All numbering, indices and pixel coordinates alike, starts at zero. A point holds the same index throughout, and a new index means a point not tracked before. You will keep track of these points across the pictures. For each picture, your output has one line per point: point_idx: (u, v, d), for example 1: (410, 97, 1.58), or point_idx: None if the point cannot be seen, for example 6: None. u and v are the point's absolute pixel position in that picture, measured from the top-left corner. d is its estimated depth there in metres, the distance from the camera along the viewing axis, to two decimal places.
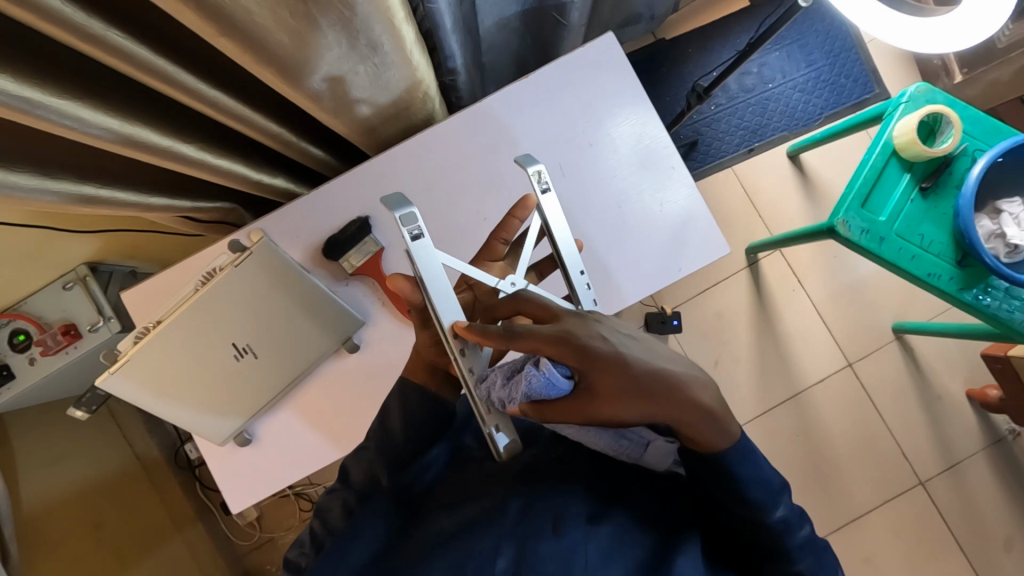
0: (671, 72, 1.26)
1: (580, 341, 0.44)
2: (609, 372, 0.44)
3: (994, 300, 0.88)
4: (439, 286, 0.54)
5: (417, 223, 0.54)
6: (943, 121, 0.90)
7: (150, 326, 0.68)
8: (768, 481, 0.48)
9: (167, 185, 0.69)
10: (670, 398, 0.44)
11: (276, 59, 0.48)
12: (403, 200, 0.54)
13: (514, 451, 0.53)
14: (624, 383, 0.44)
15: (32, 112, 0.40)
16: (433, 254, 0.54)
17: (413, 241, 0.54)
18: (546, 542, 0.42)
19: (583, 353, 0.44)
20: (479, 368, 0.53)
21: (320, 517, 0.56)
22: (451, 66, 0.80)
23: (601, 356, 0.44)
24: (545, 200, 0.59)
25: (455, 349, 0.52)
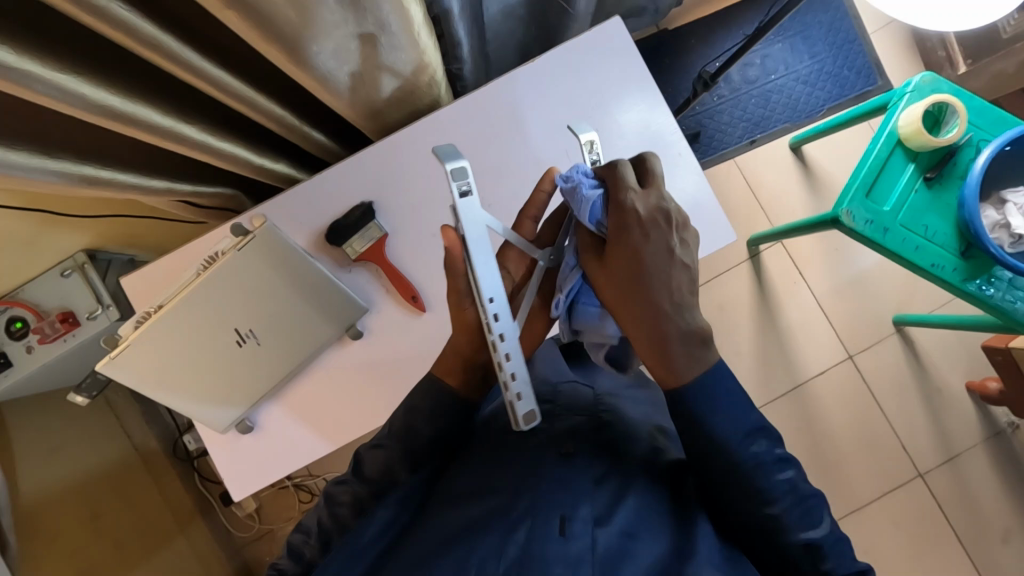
0: (675, 63, 1.25)
1: (638, 231, 0.48)
2: (626, 254, 0.48)
3: (996, 291, 0.87)
4: (483, 250, 0.50)
5: (466, 179, 0.51)
6: (948, 111, 0.90)
7: (151, 311, 0.68)
8: (777, 468, 0.47)
9: (168, 169, 0.69)
10: (650, 299, 0.47)
11: (283, 35, 0.47)
12: (456, 152, 0.51)
13: (532, 423, 0.47)
14: (628, 265, 0.48)
15: (31, 86, 0.39)
16: (480, 213, 0.50)
17: (460, 198, 0.50)
18: (552, 543, 0.41)
19: (619, 224, 0.48)
20: (510, 336, 0.49)
21: (327, 511, 0.55)
22: (456, 53, 0.80)
23: (634, 247, 0.48)
24: (592, 170, 0.61)
25: (487, 311, 0.48)
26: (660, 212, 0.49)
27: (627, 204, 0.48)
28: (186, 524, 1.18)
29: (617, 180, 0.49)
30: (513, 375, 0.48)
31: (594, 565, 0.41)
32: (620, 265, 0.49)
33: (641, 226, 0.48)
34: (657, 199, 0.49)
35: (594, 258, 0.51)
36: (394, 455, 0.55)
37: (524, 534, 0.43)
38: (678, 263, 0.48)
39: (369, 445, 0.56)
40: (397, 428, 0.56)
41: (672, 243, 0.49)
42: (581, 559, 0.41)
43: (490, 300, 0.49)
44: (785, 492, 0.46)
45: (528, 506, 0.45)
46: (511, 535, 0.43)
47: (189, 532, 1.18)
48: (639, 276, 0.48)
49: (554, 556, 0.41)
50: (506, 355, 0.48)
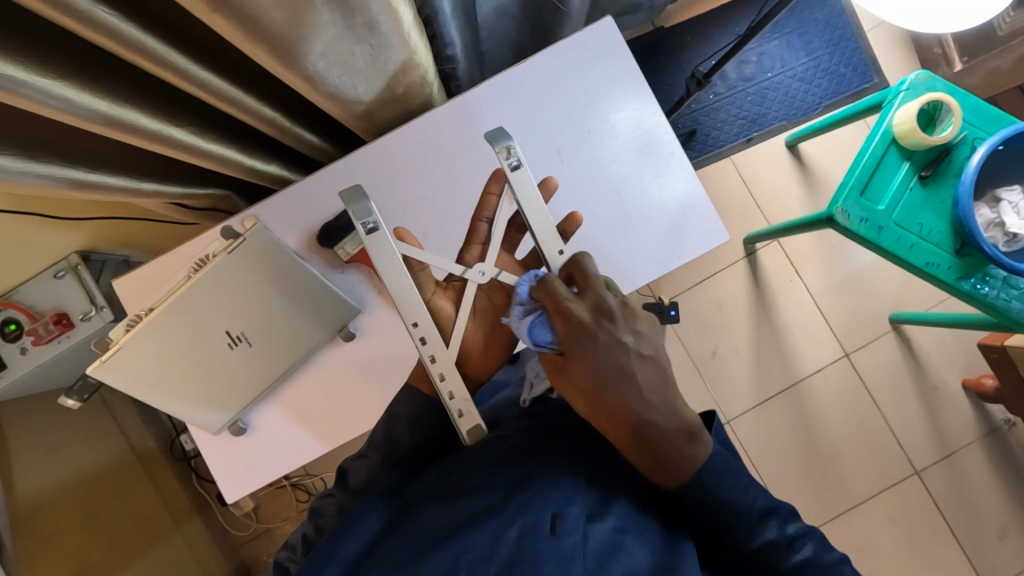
0: (670, 61, 1.25)
1: (586, 336, 0.49)
2: (580, 361, 0.49)
3: (991, 289, 0.88)
4: (398, 278, 0.58)
5: (372, 216, 0.58)
6: (943, 108, 0.89)
7: (142, 313, 0.68)
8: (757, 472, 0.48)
9: (158, 170, 0.68)
10: (619, 399, 0.48)
11: (270, 37, 0.47)
12: (360, 194, 0.58)
13: (478, 435, 0.56)
14: (588, 373, 0.48)
15: (16, 90, 0.39)
16: (388, 243, 0.58)
17: (369, 234, 0.58)
18: (544, 542, 0.41)
19: (567, 334, 0.49)
20: (441, 356, 0.57)
21: (312, 523, 0.57)
22: (449, 53, 0.79)
23: (586, 351, 0.49)
24: (515, 176, 0.59)
25: (414, 336, 0.57)
26: (601, 312, 0.51)
27: (568, 313, 0.50)
28: (183, 523, 1.18)
29: (551, 294, 0.51)
30: (451, 397, 0.56)
31: (586, 562, 0.40)
32: (581, 377, 0.49)
33: (591, 330, 0.49)
34: (595, 296, 0.51)
35: (557, 374, 0.50)
36: (376, 465, 0.57)
37: (516, 533, 0.42)
38: (634, 355, 0.49)
39: (353, 459, 0.59)
40: (377, 438, 0.58)
41: (622, 338, 0.50)
42: (574, 560, 0.40)
43: (416, 325, 0.57)
44: (763, 496, 0.47)
45: (521, 503, 0.44)
46: (504, 532, 0.42)
47: (187, 531, 1.18)
48: (601, 382, 0.48)
49: (549, 554, 0.40)
50: (441, 376, 0.56)
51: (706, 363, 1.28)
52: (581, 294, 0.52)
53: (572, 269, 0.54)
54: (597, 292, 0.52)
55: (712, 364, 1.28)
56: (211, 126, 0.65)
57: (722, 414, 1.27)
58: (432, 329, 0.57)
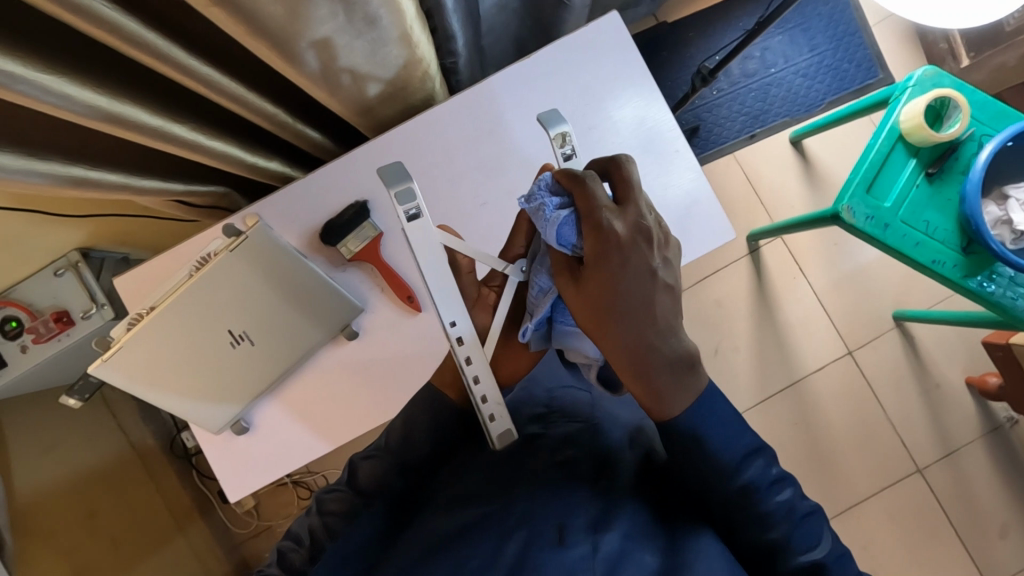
0: (672, 56, 1.24)
1: (615, 252, 0.46)
2: (603, 274, 0.47)
3: (997, 287, 0.87)
4: (437, 271, 0.58)
5: (414, 201, 0.56)
6: (950, 105, 0.89)
7: (144, 312, 0.67)
8: (762, 457, 0.47)
9: (157, 168, 0.68)
10: (635, 321, 0.47)
11: (270, 31, 0.46)
12: (403, 175, 0.55)
13: (507, 440, 0.55)
14: (609, 291, 0.47)
15: (13, 86, 0.38)
16: (430, 231, 0.57)
17: (409, 219, 0.57)
18: (549, 552, 0.40)
19: (596, 247, 0.46)
20: (476, 358, 0.57)
21: (319, 519, 0.54)
22: (450, 46, 0.78)
23: (612, 267, 0.46)
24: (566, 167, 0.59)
25: (451, 336, 0.57)
26: (639, 230, 0.47)
27: (605, 227, 0.46)
28: (185, 523, 1.18)
29: (587, 198, 0.46)
30: (484, 400, 0.56)
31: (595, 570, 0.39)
32: (598, 289, 0.47)
33: (625, 249, 0.46)
34: (637, 210, 0.47)
35: (571, 278, 0.49)
36: (389, 466, 0.55)
37: (520, 543, 0.41)
38: (661, 285, 0.47)
39: (364, 456, 0.56)
40: (393, 438, 0.57)
41: (654, 264, 0.47)
42: (581, 567, 0.39)
43: (453, 325, 0.58)
44: (764, 478, 0.46)
45: (527, 511, 0.44)
46: (510, 541, 0.41)
47: (188, 530, 1.18)
48: (621, 301, 0.47)
49: (552, 564, 0.39)
50: (476, 379, 0.56)
51: (708, 361, 1.28)
52: (621, 204, 0.48)
53: (613, 171, 0.48)
54: (639, 204, 0.48)
55: (714, 362, 1.27)
56: (211, 124, 0.64)
57: None
58: (470, 330, 0.58)
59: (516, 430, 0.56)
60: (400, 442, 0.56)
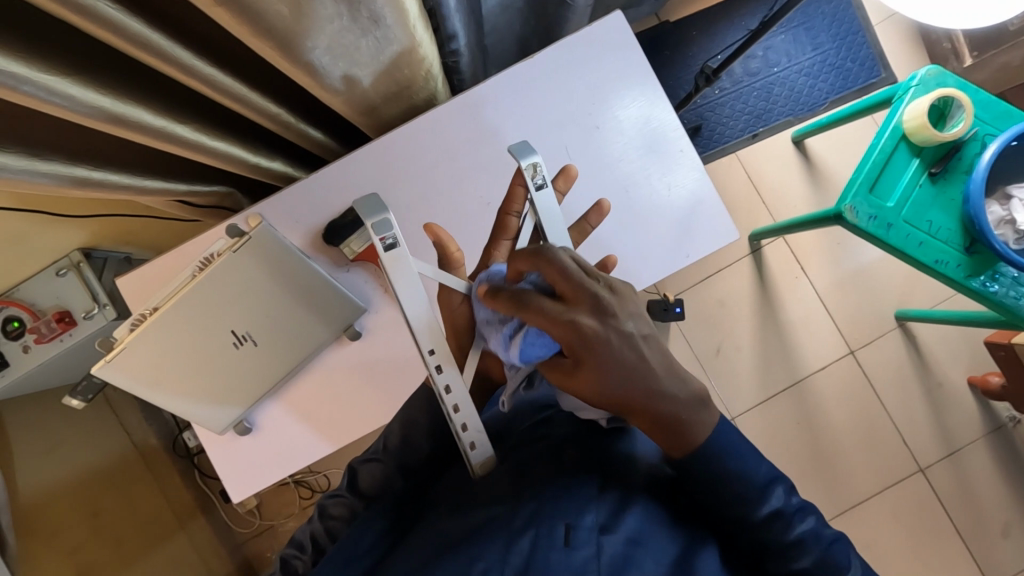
0: (675, 55, 1.23)
1: (595, 346, 0.40)
2: (597, 373, 0.41)
3: (1000, 287, 0.87)
4: (416, 301, 0.55)
5: (390, 231, 0.54)
6: (953, 104, 0.88)
7: (147, 313, 0.67)
8: (782, 485, 0.46)
9: (160, 167, 0.68)
10: (643, 396, 0.42)
11: (274, 31, 0.46)
12: (379, 205, 0.53)
13: (488, 466, 0.53)
14: (606, 380, 0.41)
15: (18, 87, 0.38)
16: (409, 262, 0.54)
17: (388, 250, 0.54)
18: (556, 552, 0.40)
19: (573, 350, 0.41)
20: (455, 385, 0.55)
21: (321, 523, 0.55)
22: (452, 46, 0.78)
23: (600, 361, 0.41)
24: (539, 198, 0.57)
25: (428, 364, 0.54)
26: (601, 311, 0.41)
27: (571, 327, 0.40)
28: (187, 523, 1.18)
29: (537, 317, 0.41)
30: (463, 427, 0.54)
31: (601, 571, 0.39)
32: (595, 383, 0.42)
33: (599, 337, 0.40)
34: (580, 292, 0.41)
35: (563, 381, 0.44)
36: (390, 469, 0.55)
37: (526, 546, 0.41)
38: (643, 346, 0.42)
39: (364, 460, 0.57)
40: (393, 442, 0.57)
41: (631, 329, 0.42)
42: (587, 569, 0.39)
43: (431, 352, 0.55)
44: (788, 506, 0.45)
45: (532, 512, 0.44)
46: (516, 542, 0.41)
47: (191, 530, 1.18)
48: (622, 386, 0.42)
49: (559, 566, 0.39)
50: (454, 407, 0.54)
51: (711, 361, 1.28)
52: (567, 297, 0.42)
53: (541, 264, 0.42)
54: (584, 281, 0.41)
55: (716, 362, 1.27)
56: (215, 124, 0.64)
57: (727, 411, 1.26)
58: (448, 356, 0.55)
59: (497, 457, 0.53)
60: (404, 443, 0.56)
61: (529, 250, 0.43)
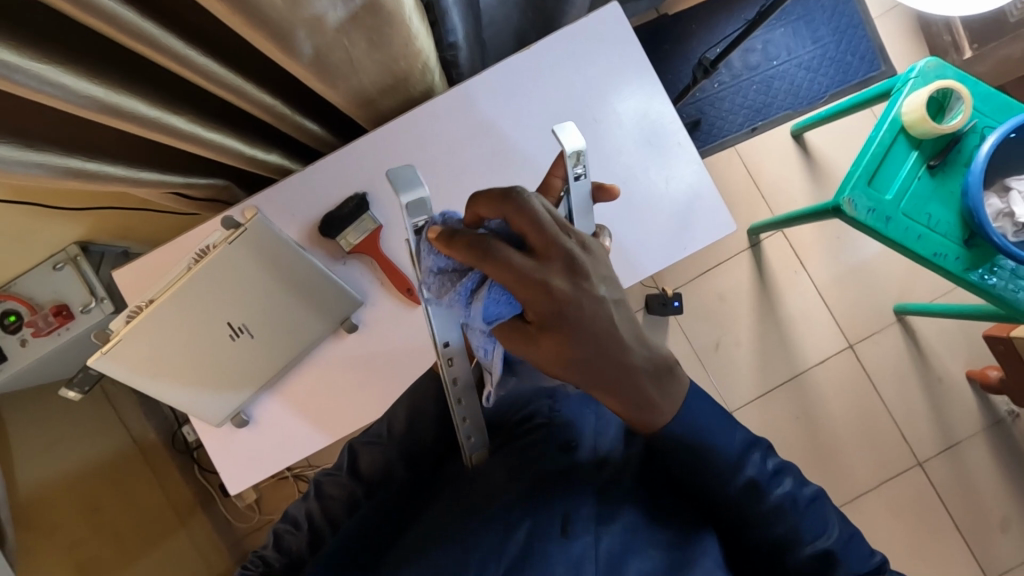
0: (674, 49, 1.23)
1: (569, 309, 0.39)
2: (564, 339, 0.40)
3: (999, 280, 0.87)
4: (441, 293, 0.50)
5: (425, 213, 0.45)
6: (953, 97, 0.88)
7: (143, 305, 0.67)
8: (759, 449, 0.46)
9: (156, 161, 0.67)
10: (613, 366, 0.41)
11: (268, 21, 0.46)
12: (415, 179, 0.44)
13: (482, 457, 0.54)
14: (573, 346, 0.40)
15: (9, 76, 0.37)
16: (441, 250, 0.47)
17: (417, 233, 0.46)
18: (554, 543, 0.41)
19: (549, 312, 0.39)
20: (463, 378, 0.53)
21: (319, 505, 0.55)
22: (450, 39, 0.78)
23: (575, 324, 0.39)
24: (575, 189, 0.53)
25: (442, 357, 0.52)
26: (574, 269, 0.39)
27: (544, 286, 0.38)
28: (186, 518, 1.18)
29: (500, 270, 0.37)
30: (464, 420, 0.53)
31: (598, 565, 0.40)
32: (562, 349, 0.40)
33: (570, 300, 0.39)
34: (552, 249, 0.38)
35: (524, 343, 0.42)
36: (390, 454, 0.56)
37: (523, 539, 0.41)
38: (613, 309, 0.41)
39: (363, 443, 0.57)
40: (397, 428, 0.57)
41: (602, 292, 0.40)
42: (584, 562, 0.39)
43: (445, 344, 0.52)
44: (763, 472, 0.45)
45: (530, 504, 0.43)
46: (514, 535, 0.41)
47: (190, 525, 1.18)
48: (587, 354, 0.40)
49: (558, 556, 0.40)
50: (458, 400, 0.53)
51: (709, 355, 1.28)
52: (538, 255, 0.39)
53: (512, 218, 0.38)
54: (558, 238, 0.39)
55: (714, 356, 1.27)
56: (210, 118, 0.64)
57: (726, 405, 1.26)
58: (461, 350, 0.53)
59: (491, 448, 0.55)
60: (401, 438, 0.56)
61: (496, 197, 0.39)
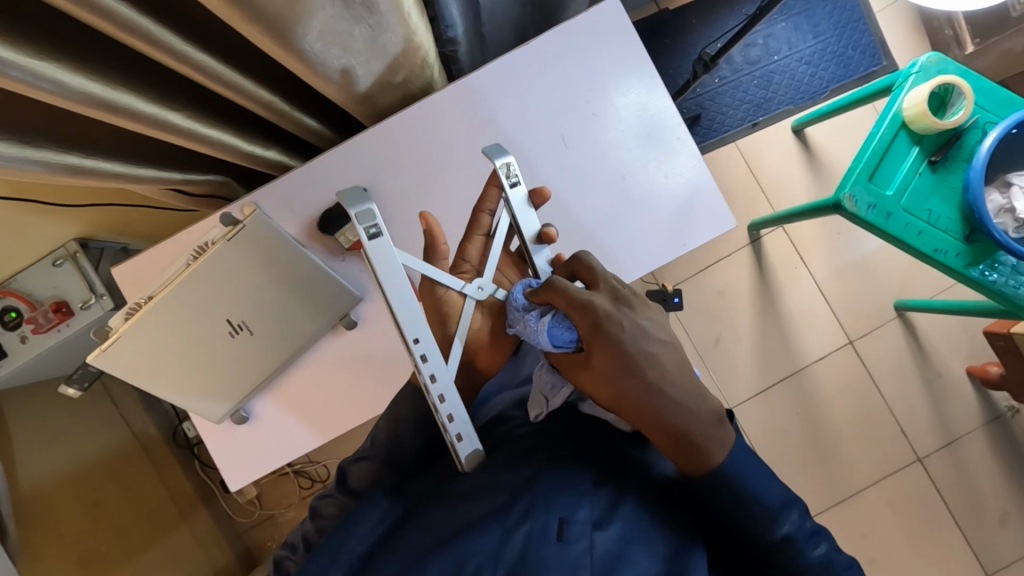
0: (674, 44, 1.22)
1: (610, 327, 0.47)
2: (608, 353, 0.47)
3: (999, 276, 0.87)
4: (401, 292, 0.51)
5: (374, 220, 0.51)
6: (954, 92, 0.88)
7: (142, 301, 0.67)
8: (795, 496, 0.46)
9: (154, 157, 0.67)
10: (643, 386, 0.46)
11: (267, 18, 0.46)
12: (361, 196, 0.52)
13: (477, 460, 0.52)
14: (615, 367, 0.46)
15: (5, 72, 0.37)
16: (391, 252, 0.51)
17: (370, 240, 0.51)
18: (550, 546, 0.40)
19: (591, 325, 0.47)
20: (442, 376, 0.52)
21: (312, 524, 0.55)
22: (449, 34, 0.78)
23: (608, 337, 0.47)
24: (511, 194, 0.58)
25: (415, 353, 0.51)
26: (618, 300, 0.50)
27: (588, 304, 0.48)
28: (187, 513, 1.18)
29: (561, 294, 0.49)
30: (450, 419, 0.52)
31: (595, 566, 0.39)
32: (607, 369, 0.47)
33: (611, 317, 0.47)
34: (603, 285, 0.50)
35: (581, 372, 0.49)
36: (378, 466, 0.56)
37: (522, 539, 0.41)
38: (655, 340, 0.48)
39: (353, 460, 0.58)
40: (381, 439, 0.57)
41: (641, 322, 0.48)
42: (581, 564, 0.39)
43: (415, 341, 0.52)
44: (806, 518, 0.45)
45: (528, 505, 0.44)
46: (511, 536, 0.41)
47: (191, 521, 1.18)
48: (627, 371, 0.46)
49: (554, 559, 0.39)
50: (441, 398, 0.52)
51: (709, 351, 1.28)
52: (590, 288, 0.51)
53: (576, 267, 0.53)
54: (610, 278, 0.51)
55: (714, 352, 1.27)
56: (208, 115, 0.64)
57: (725, 401, 1.26)
58: (434, 346, 0.52)
59: (484, 450, 0.52)
60: (397, 439, 0.56)
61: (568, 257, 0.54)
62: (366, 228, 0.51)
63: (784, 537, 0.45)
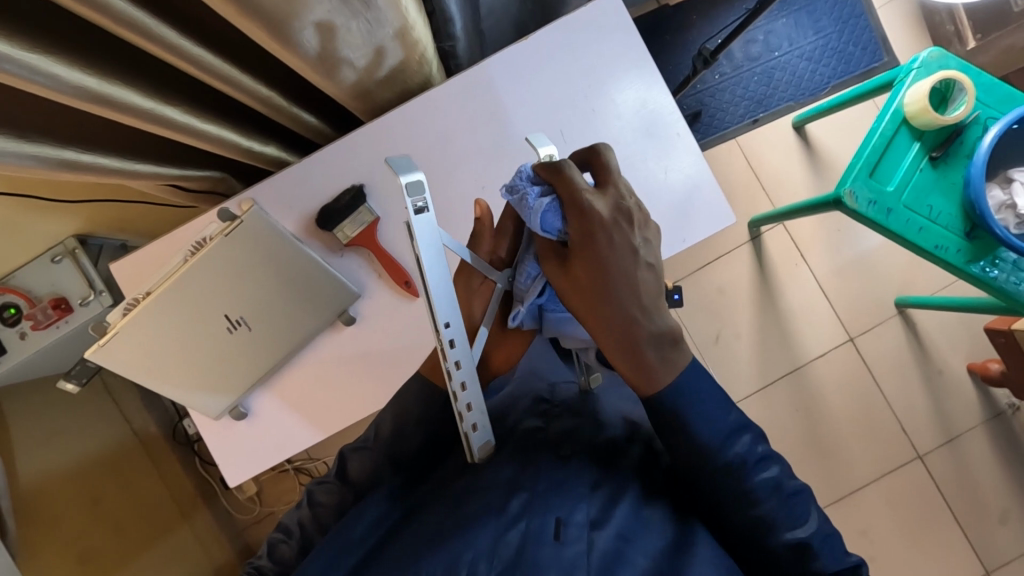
0: (674, 40, 1.22)
1: (600, 237, 0.47)
2: (591, 259, 0.47)
3: (1000, 272, 0.86)
4: (436, 271, 0.49)
5: (422, 195, 0.50)
6: (956, 88, 0.87)
7: (140, 297, 0.67)
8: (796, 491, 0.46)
9: (150, 153, 0.67)
10: (618, 306, 0.47)
11: (263, 12, 0.46)
12: (412, 165, 0.50)
13: (487, 452, 0.50)
14: (596, 276, 0.47)
15: (1, 66, 0.37)
16: (436, 230, 0.50)
17: (415, 213, 0.49)
18: (547, 547, 0.40)
19: (585, 228, 0.47)
20: (465, 363, 0.50)
21: (309, 512, 0.55)
22: (448, 30, 0.77)
23: (596, 247, 0.47)
24: None
25: (445, 336, 0.48)
26: (620, 210, 0.48)
27: (589, 207, 0.47)
28: (187, 510, 1.18)
29: (570, 185, 0.47)
30: (467, 408, 0.49)
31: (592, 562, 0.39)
32: (588, 277, 0.47)
33: (606, 227, 0.47)
34: (612, 191, 0.49)
35: (558, 269, 0.49)
36: (379, 459, 0.55)
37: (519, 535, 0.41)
38: (642, 265, 0.48)
39: (353, 449, 0.57)
40: (384, 432, 0.56)
41: (635, 242, 0.48)
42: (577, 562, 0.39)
43: (445, 325, 0.49)
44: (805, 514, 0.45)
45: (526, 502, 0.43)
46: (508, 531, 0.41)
47: (191, 518, 1.18)
48: (608, 284, 0.47)
49: (549, 560, 0.39)
50: (462, 385, 0.49)
51: (709, 348, 1.27)
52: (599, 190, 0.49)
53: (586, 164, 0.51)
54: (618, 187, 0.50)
55: (715, 349, 1.27)
56: (205, 110, 0.63)
57: None
58: (462, 332, 0.50)
59: (495, 443, 0.51)
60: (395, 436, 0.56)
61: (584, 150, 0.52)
62: (413, 202, 0.50)
63: (781, 534, 0.45)
